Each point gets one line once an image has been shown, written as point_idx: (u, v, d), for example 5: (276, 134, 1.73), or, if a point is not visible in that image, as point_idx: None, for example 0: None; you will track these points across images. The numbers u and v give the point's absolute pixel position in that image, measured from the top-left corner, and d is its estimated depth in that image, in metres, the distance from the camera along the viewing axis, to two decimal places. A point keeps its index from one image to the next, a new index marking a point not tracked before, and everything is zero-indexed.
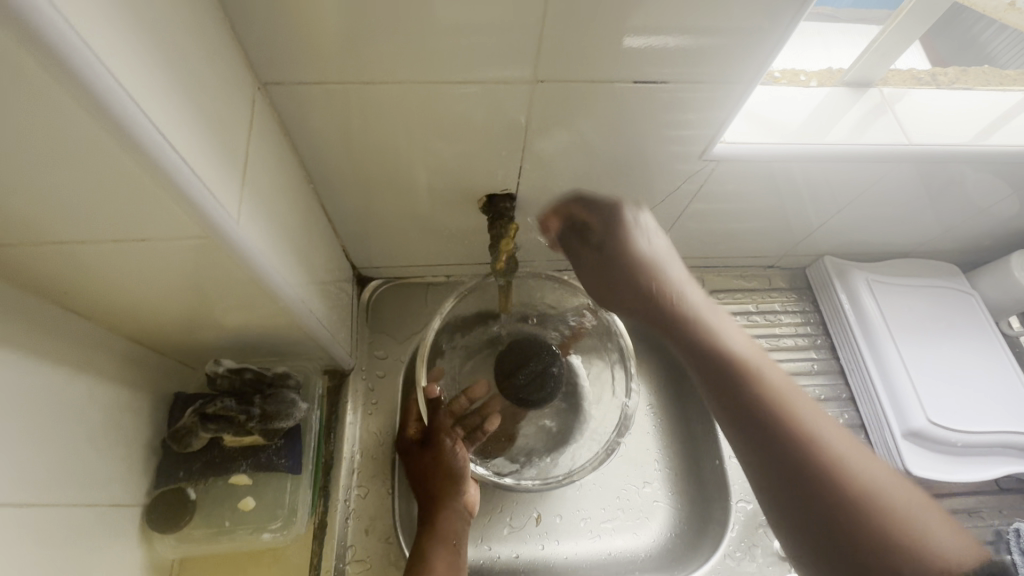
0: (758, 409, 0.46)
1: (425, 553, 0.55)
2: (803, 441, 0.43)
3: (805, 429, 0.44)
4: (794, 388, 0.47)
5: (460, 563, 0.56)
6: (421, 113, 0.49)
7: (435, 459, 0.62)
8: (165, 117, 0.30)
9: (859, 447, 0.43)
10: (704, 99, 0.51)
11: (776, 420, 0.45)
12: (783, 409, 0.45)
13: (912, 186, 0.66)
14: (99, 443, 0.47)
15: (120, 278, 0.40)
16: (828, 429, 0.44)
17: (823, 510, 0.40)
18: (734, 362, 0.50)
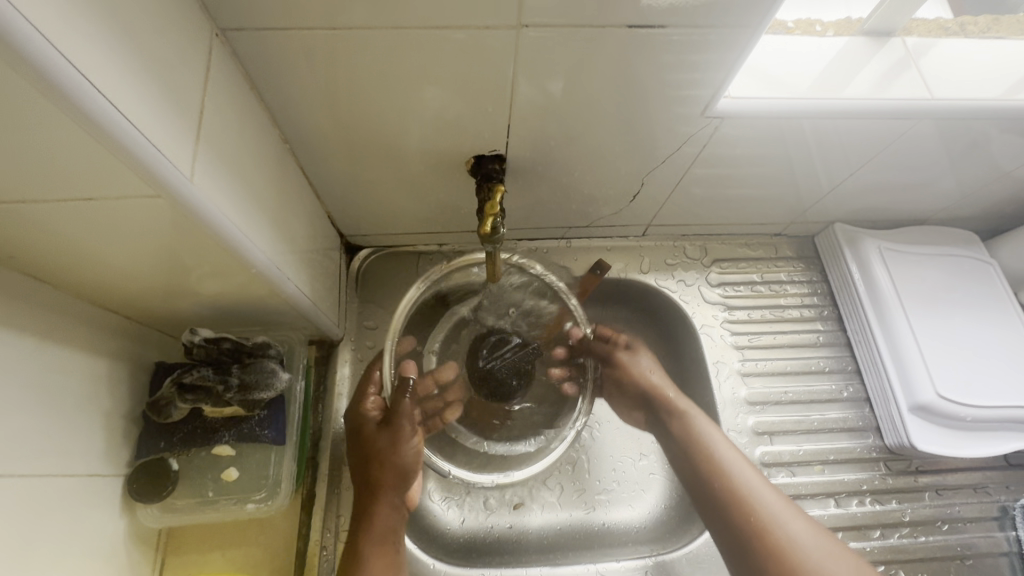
0: (716, 490, 0.59)
1: (361, 553, 0.54)
2: (757, 525, 0.56)
3: (756, 505, 0.57)
4: (746, 468, 0.60)
5: (399, 562, 0.56)
6: (399, 64, 0.45)
7: (388, 455, 0.58)
8: (99, 61, 0.27)
9: (790, 508, 0.57)
10: (708, 48, 0.47)
11: (732, 503, 0.57)
12: (737, 489, 0.58)
13: (931, 148, 0.62)
14: (74, 414, 0.46)
15: (77, 243, 0.38)
16: (769, 498, 0.57)
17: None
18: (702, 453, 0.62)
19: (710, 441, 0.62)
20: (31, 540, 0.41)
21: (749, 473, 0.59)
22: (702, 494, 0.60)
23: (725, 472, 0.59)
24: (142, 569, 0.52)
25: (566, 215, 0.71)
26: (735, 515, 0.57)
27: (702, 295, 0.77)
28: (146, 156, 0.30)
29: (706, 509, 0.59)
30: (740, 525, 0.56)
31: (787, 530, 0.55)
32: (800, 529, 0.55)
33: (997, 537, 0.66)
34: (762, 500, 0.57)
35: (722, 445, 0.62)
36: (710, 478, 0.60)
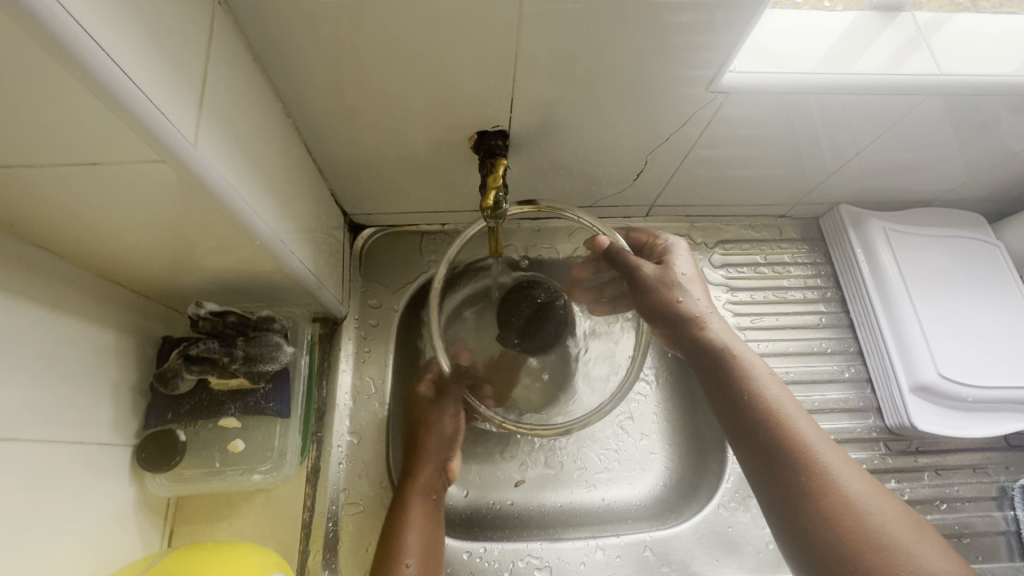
0: (766, 436, 0.50)
1: (404, 504, 0.58)
2: (817, 481, 0.46)
3: (780, 415, 0.50)
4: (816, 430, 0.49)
5: (437, 518, 0.59)
6: (402, 37, 0.45)
7: (427, 431, 0.64)
8: (104, 24, 0.27)
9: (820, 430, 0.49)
10: (715, 22, 0.46)
11: (786, 451, 0.48)
12: (790, 438, 0.49)
13: (939, 126, 0.61)
14: (83, 382, 0.47)
15: (82, 211, 0.38)
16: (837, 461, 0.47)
17: (807, 524, 0.45)
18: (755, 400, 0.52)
19: (739, 355, 0.56)
20: (41, 504, 0.42)
21: (774, 382, 0.53)
22: (725, 402, 0.54)
23: (763, 404, 0.51)
24: (151, 537, 0.53)
25: (569, 195, 0.71)
26: (757, 416, 0.51)
27: (705, 276, 0.77)
28: (149, 120, 0.30)
29: (726, 415, 0.53)
30: (762, 437, 0.50)
31: (814, 444, 0.48)
32: (862, 489, 0.45)
33: (995, 516, 0.66)
34: (791, 420, 0.50)
35: (755, 365, 0.55)
36: (735, 390, 0.53)
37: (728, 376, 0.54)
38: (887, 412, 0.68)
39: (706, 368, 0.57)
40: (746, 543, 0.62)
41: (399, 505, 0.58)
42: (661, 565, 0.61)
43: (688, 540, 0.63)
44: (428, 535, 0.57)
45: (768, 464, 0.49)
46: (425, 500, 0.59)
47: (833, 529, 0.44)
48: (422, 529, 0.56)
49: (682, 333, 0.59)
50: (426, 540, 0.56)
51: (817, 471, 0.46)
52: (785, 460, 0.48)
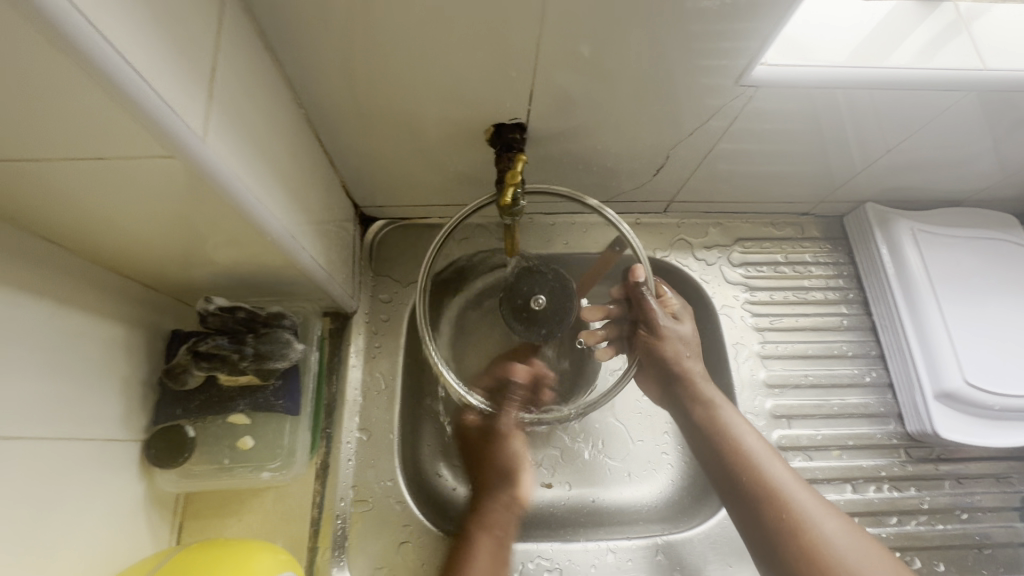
0: (739, 474, 0.57)
1: (466, 539, 0.58)
2: (788, 516, 0.53)
3: (789, 501, 0.54)
4: (777, 467, 0.57)
5: (500, 549, 0.57)
6: (419, 25, 0.43)
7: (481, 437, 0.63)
8: (108, 11, 0.26)
9: (825, 508, 0.54)
10: (747, 7, 0.43)
11: (760, 490, 0.56)
12: (760, 477, 0.56)
13: (975, 124, 0.58)
14: (91, 378, 0.46)
15: (90, 205, 0.37)
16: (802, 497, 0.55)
17: (779, 545, 0.53)
18: (729, 442, 0.59)
19: (742, 435, 0.59)
20: (49, 501, 0.41)
21: (778, 465, 0.57)
22: (735, 484, 0.57)
23: (740, 451, 0.58)
24: (160, 532, 0.53)
25: (586, 188, 0.69)
26: (753, 481, 0.56)
27: (723, 275, 0.75)
28: (156, 114, 0.29)
29: (736, 506, 0.57)
30: (778, 529, 0.53)
31: (823, 529, 0.52)
32: (831, 524, 0.53)
33: (1016, 527, 0.65)
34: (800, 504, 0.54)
35: (757, 447, 0.58)
36: (744, 478, 0.57)
37: (735, 466, 0.58)
38: (910, 419, 0.66)
39: (714, 452, 0.60)
40: None
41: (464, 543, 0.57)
42: (673, 570, 0.60)
43: (701, 544, 0.62)
44: (493, 566, 0.55)
45: (784, 555, 0.52)
46: (485, 534, 0.58)
47: (804, 553, 0.51)
48: (486, 558, 0.55)
49: (686, 407, 0.64)
50: (489, 569, 0.55)
51: (796, 516, 0.53)
52: (799, 547, 0.52)
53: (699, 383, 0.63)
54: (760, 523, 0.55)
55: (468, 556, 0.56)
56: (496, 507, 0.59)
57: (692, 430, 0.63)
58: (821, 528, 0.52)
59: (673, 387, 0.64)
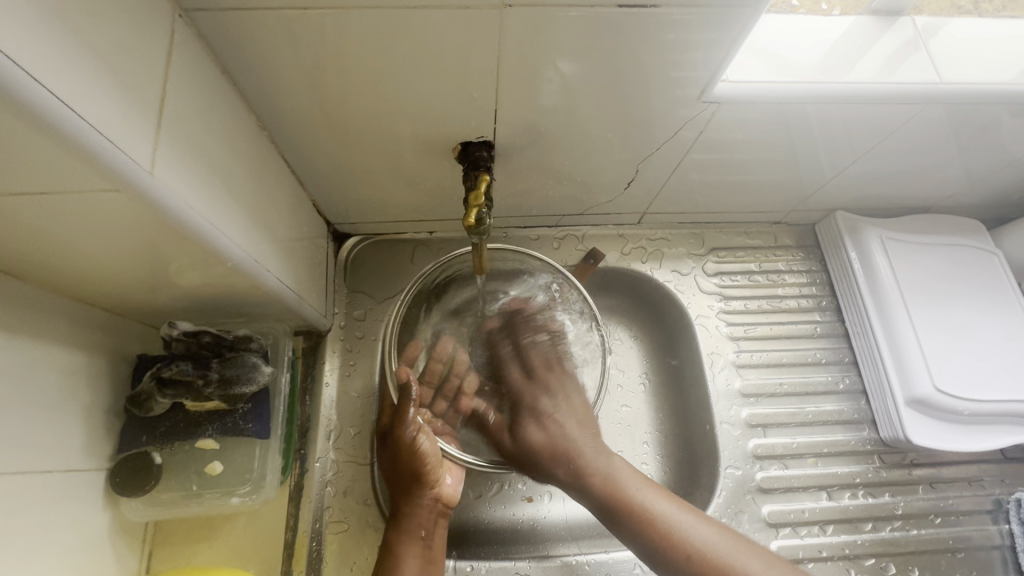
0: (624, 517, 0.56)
1: (394, 550, 0.55)
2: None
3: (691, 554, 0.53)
4: (637, 486, 0.57)
5: (432, 555, 0.56)
6: (378, 46, 0.43)
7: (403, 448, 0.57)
8: (40, 49, 0.25)
9: (717, 536, 0.54)
10: (704, 23, 0.43)
11: (645, 522, 0.55)
12: (643, 517, 0.55)
13: (937, 134, 0.59)
14: (51, 409, 0.45)
15: (41, 236, 0.36)
16: (684, 522, 0.54)
17: None
18: (597, 478, 0.58)
19: (606, 461, 0.59)
20: (7, 539, 0.40)
21: (701, 526, 0.55)
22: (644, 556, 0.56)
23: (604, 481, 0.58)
24: (128, 561, 0.52)
25: (559, 202, 0.69)
26: (632, 526, 0.55)
27: (698, 284, 0.75)
28: (97, 149, 0.28)
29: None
30: None
31: (688, 528, 0.54)
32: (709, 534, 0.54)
33: (989, 530, 0.66)
34: (741, 563, 0.52)
35: (645, 494, 0.57)
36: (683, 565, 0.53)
37: (676, 554, 0.53)
38: (883, 424, 0.67)
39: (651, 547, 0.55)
40: None
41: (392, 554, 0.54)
42: None
43: None
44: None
45: None
46: (415, 541, 0.56)
47: None
48: (416, 569, 0.54)
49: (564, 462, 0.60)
50: (421, 574, 0.54)
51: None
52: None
53: (594, 466, 0.59)
54: None
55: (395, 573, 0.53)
56: (420, 519, 0.56)
57: (623, 532, 0.56)
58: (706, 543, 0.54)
59: (572, 470, 0.59)
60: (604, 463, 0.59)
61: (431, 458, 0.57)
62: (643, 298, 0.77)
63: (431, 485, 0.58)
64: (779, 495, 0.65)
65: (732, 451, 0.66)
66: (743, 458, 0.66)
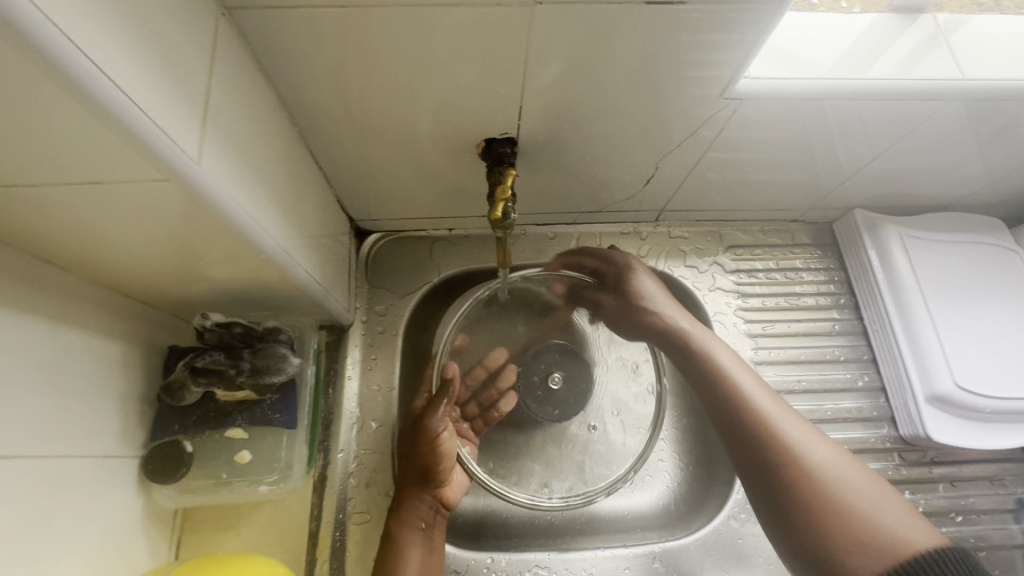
0: (728, 403, 0.57)
1: (396, 537, 0.56)
2: (791, 473, 0.50)
3: (797, 455, 0.51)
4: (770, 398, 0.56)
5: (432, 547, 0.57)
6: (408, 44, 0.44)
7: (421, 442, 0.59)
8: (101, 44, 0.26)
9: (821, 441, 0.52)
10: (727, 21, 0.44)
11: (751, 422, 0.55)
12: (754, 415, 0.55)
13: (958, 131, 0.60)
14: (89, 396, 0.47)
15: (89, 226, 0.38)
16: (794, 429, 0.53)
17: (785, 491, 0.50)
18: (726, 381, 0.59)
19: (728, 368, 0.60)
20: (48, 520, 0.41)
21: (823, 447, 0.52)
22: (730, 427, 0.57)
23: (729, 383, 0.58)
24: (159, 547, 0.53)
25: (578, 200, 0.70)
26: (744, 416, 0.55)
27: (716, 282, 0.76)
28: (150, 140, 0.30)
29: (767, 486, 0.52)
30: (796, 485, 0.50)
31: (813, 457, 0.51)
32: (826, 459, 0.51)
33: (1011, 529, 0.65)
34: (818, 458, 0.51)
35: (769, 404, 0.56)
36: (770, 442, 0.53)
37: (761, 438, 0.53)
38: (903, 422, 0.67)
39: (743, 429, 0.55)
40: (756, 556, 0.61)
41: (391, 541, 0.56)
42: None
43: (698, 551, 0.62)
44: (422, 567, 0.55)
45: (788, 507, 0.50)
46: (415, 531, 0.57)
47: (808, 503, 0.48)
48: (415, 560, 0.55)
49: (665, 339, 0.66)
50: (421, 564, 0.55)
51: (791, 459, 0.51)
52: (818, 510, 0.48)
53: (679, 325, 0.64)
54: (759, 489, 0.53)
55: (397, 562, 0.54)
56: (420, 511, 0.57)
57: (714, 408, 0.59)
58: (810, 456, 0.51)
59: (659, 335, 0.67)
60: (733, 372, 0.59)
61: (445, 453, 0.59)
62: None
63: (438, 483, 0.59)
64: None
65: None
66: None
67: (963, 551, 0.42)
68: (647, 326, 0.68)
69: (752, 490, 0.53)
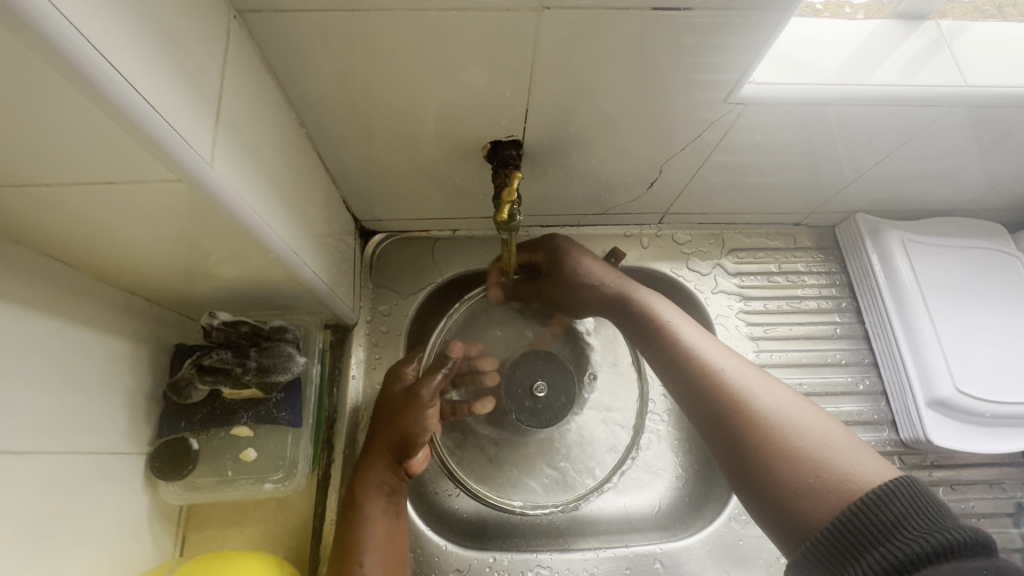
0: (679, 358, 0.55)
1: (359, 503, 0.56)
2: (748, 422, 0.47)
3: (751, 404, 0.48)
4: (715, 349, 0.55)
5: (398, 510, 0.58)
6: (416, 47, 0.45)
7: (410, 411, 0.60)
8: (116, 46, 0.27)
9: (764, 384, 0.50)
10: (731, 26, 0.45)
11: (701, 374, 0.53)
12: (702, 367, 0.53)
13: (959, 137, 0.60)
14: (97, 392, 0.47)
15: (102, 225, 0.38)
16: (735, 371, 0.52)
17: (745, 446, 0.47)
18: (676, 338, 0.57)
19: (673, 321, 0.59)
20: (55, 515, 0.42)
21: (772, 393, 0.49)
22: (686, 387, 0.54)
23: (672, 337, 0.57)
24: (164, 543, 0.54)
25: (581, 202, 0.70)
26: (690, 366, 0.54)
27: (718, 284, 0.76)
28: (164, 141, 0.30)
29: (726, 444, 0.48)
30: (753, 433, 0.47)
31: (760, 401, 0.48)
32: (774, 402, 0.48)
33: (1010, 533, 0.65)
34: (766, 400, 0.49)
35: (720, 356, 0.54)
36: (722, 395, 0.50)
37: (717, 395, 0.51)
38: (903, 425, 0.67)
39: (697, 385, 0.52)
40: (756, 557, 0.62)
41: (354, 509, 0.56)
42: None
43: (698, 552, 0.62)
44: (388, 536, 0.56)
45: (749, 457, 0.46)
46: (380, 495, 0.57)
47: (759, 444, 0.46)
48: (381, 532, 0.55)
49: (623, 306, 0.63)
50: (388, 533, 0.56)
51: (742, 403, 0.49)
52: (779, 456, 0.45)
53: (638, 292, 0.63)
54: (721, 448, 0.49)
55: (363, 526, 0.55)
56: (384, 478, 0.58)
57: (669, 372, 0.57)
58: (760, 402, 0.48)
59: (604, 303, 0.66)
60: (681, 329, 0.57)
61: (431, 424, 0.61)
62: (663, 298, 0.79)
63: (410, 454, 0.59)
64: None
65: None
66: None
67: (913, 481, 0.39)
68: (596, 303, 0.67)
69: (715, 452, 0.50)
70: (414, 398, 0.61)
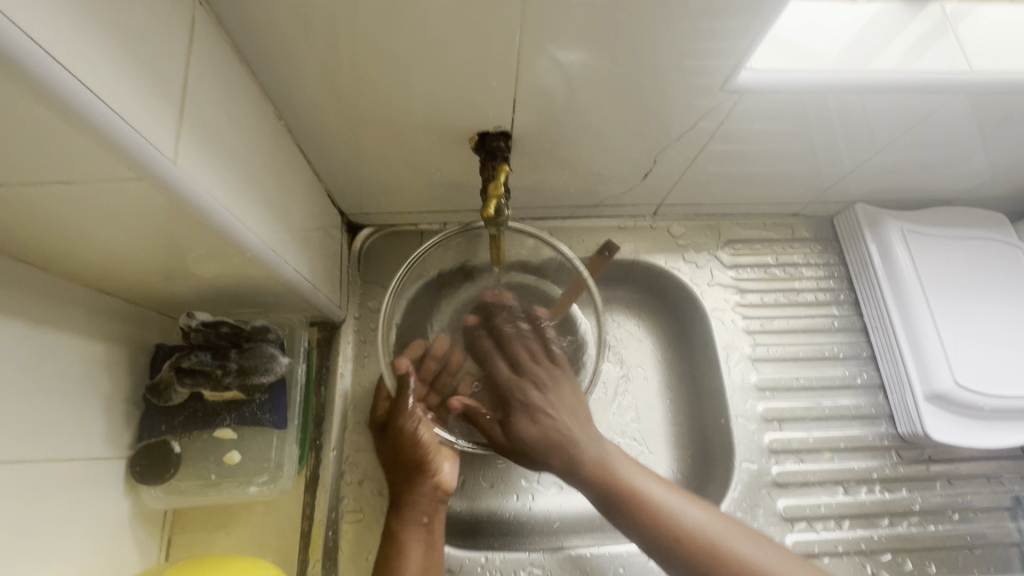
0: (635, 510, 0.54)
1: (398, 535, 0.55)
2: (711, 565, 0.52)
3: (722, 551, 0.52)
4: (655, 487, 0.56)
5: (433, 540, 0.56)
6: (397, 33, 0.42)
7: (398, 435, 0.57)
8: (64, 37, 0.25)
9: (726, 527, 0.54)
10: (727, 13, 0.43)
11: (662, 531, 0.53)
12: (654, 513, 0.54)
13: (960, 126, 0.58)
14: (73, 396, 0.45)
15: (62, 226, 0.36)
16: (732, 536, 0.53)
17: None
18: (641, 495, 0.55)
19: (615, 462, 0.57)
20: (32, 526, 0.40)
21: (731, 532, 0.53)
22: (628, 522, 0.55)
23: (595, 475, 0.56)
24: (148, 547, 0.53)
25: (575, 193, 0.68)
26: (648, 526, 0.54)
27: (714, 277, 0.74)
28: (120, 137, 0.28)
29: (672, 566, 0.53)
30: None
31: (731, 547, 0.52)
32: (742, 548, 0.52)
33: (1008, 527, 0.65)
34: (728, 546, 0.52)
35: (702, 519, 0.54)
36: (682, 551, 0.53)
37: (672, 547, 0.53)
38: (901, 419, 0.66)
39: (635, 525, 0.55)
40: None
41: (397, 543, 0.55)
42: None
43: None
44: (426, 560, 0.55)
45: None
46: (416, 527, 0.56)
47: None
48: (419, 555, 0.55)
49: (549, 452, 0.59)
50: (424, 562, 0.55)
51: (723, 559, 0.52)
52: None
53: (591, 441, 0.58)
54: None
55: (400, 555, 0.54)
56: (421, 506, 0.57)
57: (590, 493, 0.57)
58: (731, 549, 0.52)
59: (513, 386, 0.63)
60: (633, 476, 0.56)
61: (427, 441, 0.58)
62: (658, 291, 0.77)
63: (431, 473, 0.58)
64: (795, 489, 0.64)
65: (747, 445, 0.66)
66: (758, 451, 0.66)
67: None
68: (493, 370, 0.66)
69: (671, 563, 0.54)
70: (394, 426, 0.58)
